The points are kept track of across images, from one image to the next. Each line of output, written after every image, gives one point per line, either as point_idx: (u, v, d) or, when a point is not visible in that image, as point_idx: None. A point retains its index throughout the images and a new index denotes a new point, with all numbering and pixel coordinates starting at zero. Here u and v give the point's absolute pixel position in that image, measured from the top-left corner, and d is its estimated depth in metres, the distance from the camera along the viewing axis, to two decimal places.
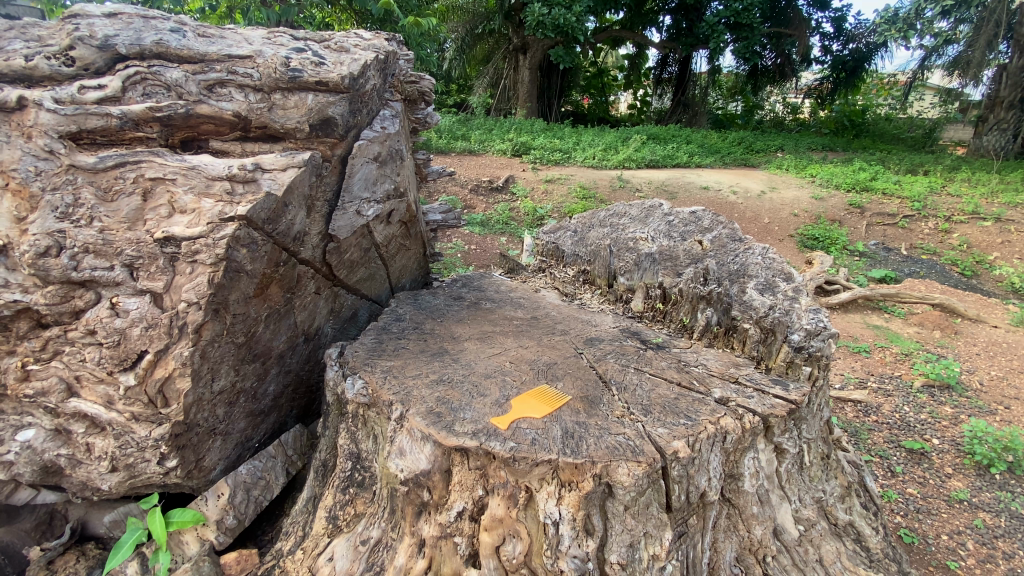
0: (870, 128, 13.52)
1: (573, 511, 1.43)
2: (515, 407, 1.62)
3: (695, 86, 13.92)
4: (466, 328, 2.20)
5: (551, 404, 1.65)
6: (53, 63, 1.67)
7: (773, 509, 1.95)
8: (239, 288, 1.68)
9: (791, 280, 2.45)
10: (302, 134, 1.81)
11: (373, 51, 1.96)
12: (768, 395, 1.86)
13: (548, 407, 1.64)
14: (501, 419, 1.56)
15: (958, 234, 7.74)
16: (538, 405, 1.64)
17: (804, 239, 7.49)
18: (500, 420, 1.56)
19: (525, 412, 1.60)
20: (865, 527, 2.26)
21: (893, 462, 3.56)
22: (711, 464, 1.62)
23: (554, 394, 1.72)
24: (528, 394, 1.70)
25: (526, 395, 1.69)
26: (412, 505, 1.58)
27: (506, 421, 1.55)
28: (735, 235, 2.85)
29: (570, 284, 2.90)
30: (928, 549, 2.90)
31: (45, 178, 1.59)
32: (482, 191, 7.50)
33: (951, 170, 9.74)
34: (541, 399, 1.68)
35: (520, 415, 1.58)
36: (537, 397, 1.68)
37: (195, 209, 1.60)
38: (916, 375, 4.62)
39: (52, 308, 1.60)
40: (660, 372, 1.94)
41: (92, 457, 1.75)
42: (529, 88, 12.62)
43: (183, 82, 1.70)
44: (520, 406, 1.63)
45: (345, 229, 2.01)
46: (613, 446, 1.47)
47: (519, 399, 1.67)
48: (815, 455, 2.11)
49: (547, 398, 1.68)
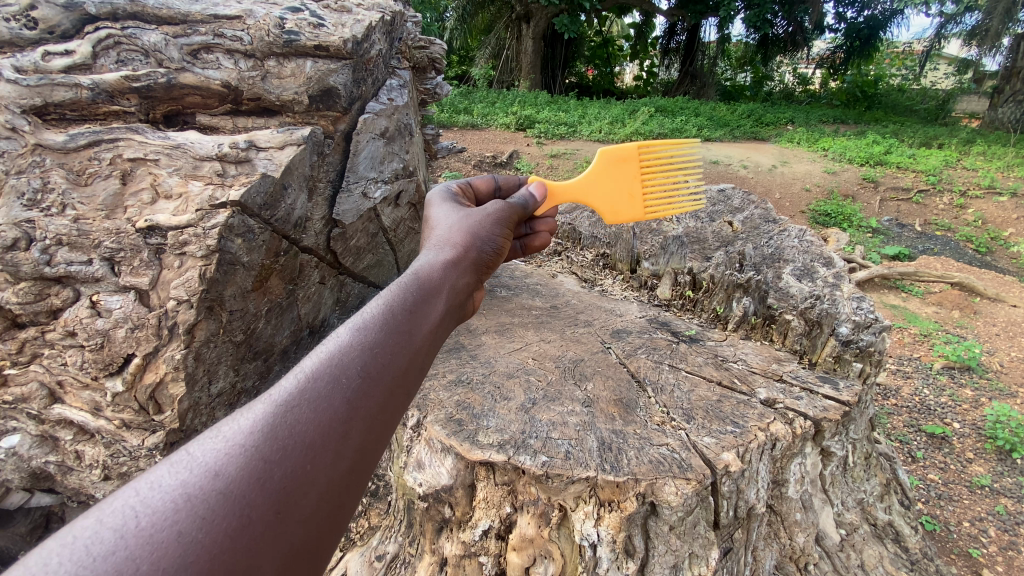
0: (883, 99, 12.68)
1: (614, 533, 1.30)
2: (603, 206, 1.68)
3: (702, 55, 13.21)
4: (483, 320, 2.02)
5: (632, 156, 1.67)
6: (13, 26, 1.55)
7: (817, 514, 1.76)
8: (235, 283, 1.51)
9: (832, 265, 2.24)
10: (300, 107, 1.63)
11: (378, 11, 1.79)
12: (818, 396, 1.68)
13: (623, 163, 1.67)
14: (552, 223, 1.68)
15: (973, 210, 7.43)
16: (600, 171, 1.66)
17: (815, 215, 7.18)
18: (554, 224, 1.68)
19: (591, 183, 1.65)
20: (904, 527, 2.12)
21: (914, 447, 3.32)
22: (760, 474, 1.47)
23: (680, 145, 1.74)
24: (672, 198, 1.71)
25: (669, 205, 1.72)
26: (432, 521, 1.48)
27: (542, 213, 1.63)
28: (769, 216, 2.61)
29: (590, 269, 2.66)
30: (949, 536, 2.69)
31: (10, 160, 1.44)
32: (486, 166, 7.24)
33: (966, 143, 9.32)
34: (653, 171, 1.70)
35: (579, 198, 1.64)
36: (660, 182, 1.71)
37: (182, 194, 1.43)
38: (937, 357, 4.38)
39: (26, 307, 1.43)
40: (698, 370, 1.74)
41: (84, 464, 1.64)
42: (533, 59, 12.07)
43: (163, 47, 1.53)
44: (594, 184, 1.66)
45: (351, 213, 1.82)
46: (657, 461, 1.32)
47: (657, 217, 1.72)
48: (859, 455, 1.95)
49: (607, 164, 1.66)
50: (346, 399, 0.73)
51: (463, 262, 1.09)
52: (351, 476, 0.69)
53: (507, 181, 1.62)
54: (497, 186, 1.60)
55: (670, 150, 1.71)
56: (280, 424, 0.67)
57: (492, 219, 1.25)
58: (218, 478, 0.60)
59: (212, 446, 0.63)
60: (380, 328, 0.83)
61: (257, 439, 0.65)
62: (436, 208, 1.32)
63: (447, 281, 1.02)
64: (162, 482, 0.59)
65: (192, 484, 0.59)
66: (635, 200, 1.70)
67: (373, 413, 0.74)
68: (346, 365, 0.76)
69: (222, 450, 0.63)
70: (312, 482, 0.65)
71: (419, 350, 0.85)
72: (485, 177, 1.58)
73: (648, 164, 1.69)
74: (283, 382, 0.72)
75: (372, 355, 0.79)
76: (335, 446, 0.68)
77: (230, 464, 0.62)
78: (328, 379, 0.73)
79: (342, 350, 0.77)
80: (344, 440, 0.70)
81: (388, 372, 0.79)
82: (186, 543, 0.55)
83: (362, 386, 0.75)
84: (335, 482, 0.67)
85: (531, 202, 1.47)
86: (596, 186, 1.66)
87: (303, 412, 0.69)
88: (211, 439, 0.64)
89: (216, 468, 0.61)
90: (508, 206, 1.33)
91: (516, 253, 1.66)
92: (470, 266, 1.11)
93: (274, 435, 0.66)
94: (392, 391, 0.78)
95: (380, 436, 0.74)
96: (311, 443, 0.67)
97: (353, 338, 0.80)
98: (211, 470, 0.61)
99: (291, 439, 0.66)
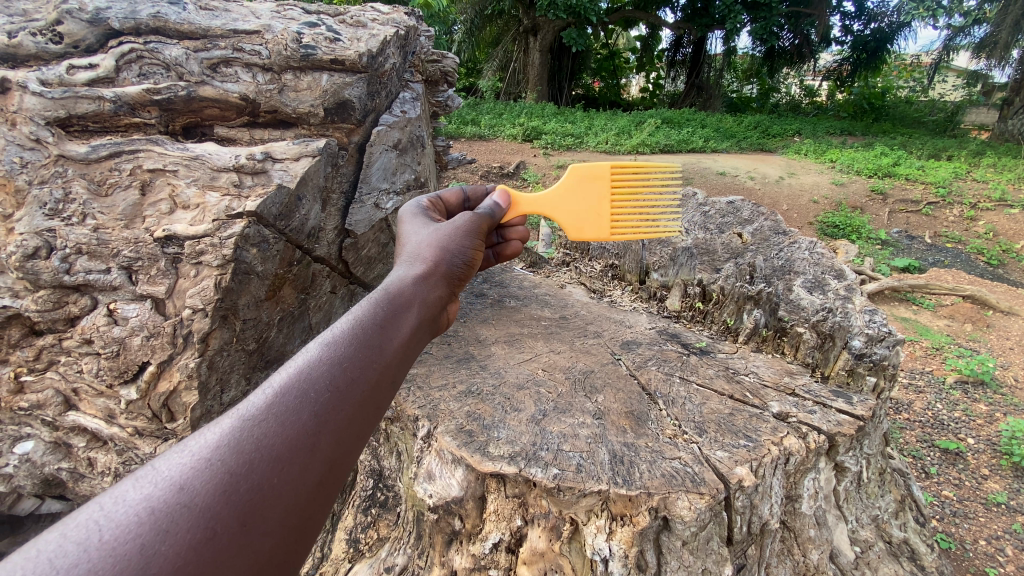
0: (890, 111, 12.65)
1: (626, 548, 1.29)
2: (569, 220, 1.70)
3: (708, 68, 13.40)
4: (492, 331, 2.02)
5: (603, 175, 1.69)
6: (38, 40, 1.60)
7: (831, 530, 1.72)
8: (249, 292, 1.53)
9: (844, 278, 2.21)
10: (316, 119, 1.68)
11: (392, 25, 1.83)
12: (832, 410, 1.66)
13: (593, 180, 1.69)
14: (524, 231, 1.72)
15: (984, 222, 7.35)
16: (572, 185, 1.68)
17: (823, 226, 7.15)
18: (526, 232, 1.72)
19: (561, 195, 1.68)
20: (920, 545, 2.07)
21: (927, 463, 3.26)
22: (773, 490, 1.45)
23: (653, 168, 1.77)
24: (639, 219, 1.74)
25: (635, 225, 1.74)
26: (442, 533, 1.48)
27: (510, 220, 1.65)
28: (779, 228, 2.55)
29: (598, 280, 2.64)
30: (965, 555, 2.59)
31: (31, 170, 1.48)
32: (493, 177, 7.28)
33: (976, 155, 9.26)
34: (623, 191, 1.72)
35: (547, 212, 1.66)
36: (629, 202, 1.73)
37: (200, 205, 1.47)
38: (949, 371, 4.31)
39: (44, 315, 1.45)
40: (710, 383, 1.73)
41: (96, 472, 1.65)
42: (540, 71, 12.20)
43: (183, 61, 1.59)
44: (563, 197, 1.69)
45: (363, 223, 1.83)
46: (670, 475, 1.31)
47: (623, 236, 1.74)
48: (873, 471, 1.92)
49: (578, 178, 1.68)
50: (312, 414, 0.78)
51: (435, 275, 1.17)
52: (316, 488, 0.73)
53: (477, 191, 1.65)
54: (466, 197, 1.64)
55: (641, 172, 1.74)
56: (247, 438, 0.71)
57: (460, 232, 1.30)
58: (183, 492, 0.64)
59: (177, 461, 0.66)
60: (349, 343, 0.89)
61: (223, 454, 0.69)
62: (410, 223, 1.36)
63: (416, 297, 1.08)
64: (126, 497, 0.61)
65: (157, 498, 0.62)
66: (602, 218, 1.71)
67: (339, 427, 0.79)
68: (315, 380, 0.82)
69: (187, 465, 0.66)
70: (276, 495, 0.69)
71: (388, 365, 0.92)
72: (455, 190, 1.62)
73: (618, 184, 1.71)
74: (250, 398, 0.77)
75: (339, 371, 0.85)
76: (304, 459, 0.74)
77: (195, 479, 0.65)
78: (296, 394, 0.79)
79: (311, 367, 0.83)
80: (310, 453, 0.75)
81: (354, 388, 0.85)
82: (149, 555, 0.58)
83: (331, 399, 0.81)
84: (301, 493, 0.72)
85: (498, 212, 1.51)
86: (566, 198, 1.69)
87: (270, 426, 0.74)
88: (176, 454, 0.67)
89: (181, 482, 0.65)
90: (476, 218, 1.38)
91: (489, 261, 1.74)
92: (442, 280, 1.18)
93: (240, 449, 0.70)
94: (359, 404, 0.84)
95: (346, 448, 0.79)
96: (276, 456, 0.71)
97: (320, 354, 0.86)
98: (177, 485, 0.64)
99: (257, 453, 0.70)
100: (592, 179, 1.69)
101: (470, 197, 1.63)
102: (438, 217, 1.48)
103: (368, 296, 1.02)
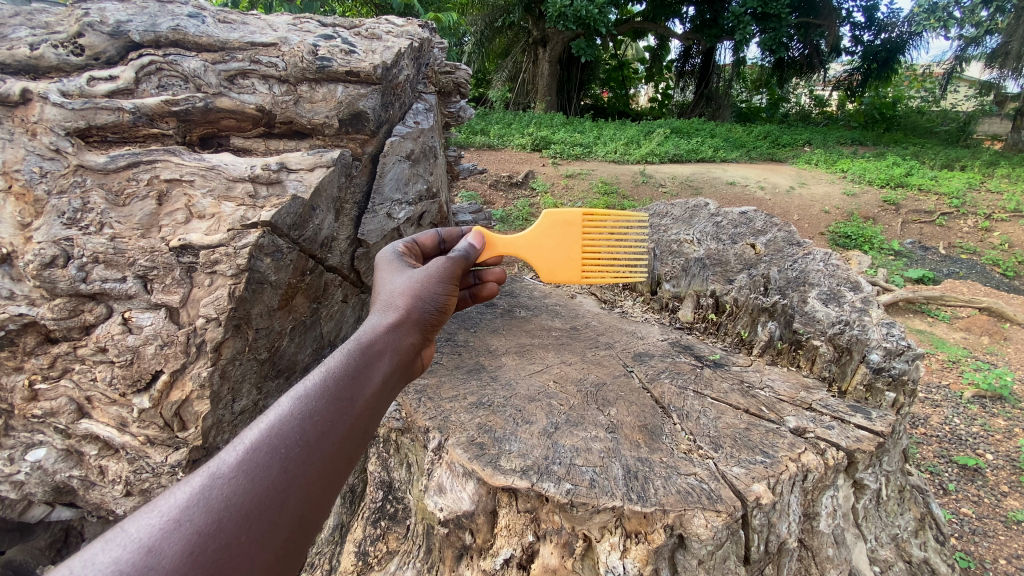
0: (902, 120, 12.55)
1: (641, 566, 1.27)
2: (541, 260, 1.69)
3: (718, 78, 13.43)
4: (502, 341, 2.01)
5: (577, 221, 1.70)
6: (60, 52, 1.62)
7: (849, 550, 1.66)
8: (262, 301, 1.54)
9: (860, 290, 2.17)
10: (331, 130, 1.70)
11: (407, 37, 1.85)
12: (851, 425, 1.62)
13: (567, 226, 1.69)
14: (500, 272, 1.77)
15: (999, 233, 7.22)
16: (545, 229, 1.68)
17: (835, 236, 7.05)
18: (502, 274, 1.78)
19: (535, 238, 1.67)
20: (942, 565, 1.98)
21: (945, 479, 3.17)
22: (791, 508, 1.42)
23: (631, 219, 1.83)
24: (611, 264, 1.75)
25: (610, 271, 1.74)
26: (452, 548, 1.46)
27: (485, 258, 1.64)
28: (793, 238, 2.52)
29: (609, 290, 2.60)
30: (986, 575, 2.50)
31: (51, 179, 1.50)
32: (502, 186, 7.26)
33: (990, 165, 9.15)
34: (595, 237, 1.72)
35: (520, 254, 1.65)
36: (603, 248, 1.73)
37: (215, 214, 1.49)
38: (966, 385, 4.21)
39: (59, 322, 1.46)
40: (724, 396, 1.70)
41: (106, 480, 1.64)
42: (549, 81, 12.28)
43: (202, 73, 1.62)
44: (537, 239, 1.68)
45: (375, 233, 1.83)
46: (685, 492, 1.29)
47: (596, 280, 1.73)
48: (892, 488, 1.87)
49: (551, 222, 1.68)
50: (281, 471, 0.81)
51: (410, 322, 1.19)
52: (283, 545, 0.77)
53: (451, 233, 1.64)
54: (441, 239, 1.63)
55: (614, 221, 1.77)
56: (216, 498, 0.74)
57: (435, 277, 1.30)
58: (151, 554, 0.65)
59: (146, 522, 0.68)
60: (320, 396, 0.92)
61: (193, 513, 0.71)
62: (385, 270, 1.36)
63: (388, 346, 1.11)
64: (95, 561, 0.63)
65: (125, 561, 0.63)
66: (575, 262, 1.71)
67: (308, 482, 0.83)
68: (285, 436, 0.85)
69: (156, 526, 0.68)
70: (244, 555, 0.72)
71: (359, 416, 0.95)
72: (430, 233, 1.61)
73: (590, 230, 1.71)
74: (222, 456, 0.79)
75: (309, 426, 0.87)
76: (272, 517, 0.77)
77: (165, 540, 0.67)
78: (267, 451, 0.81)
79: (281, 422, 0.86)
80: (278, 511, 0.78)
81: (323, 442, 0.87)
82: None
83: (301, 454, 0.84)
84: (268, 551, 0.75)
85: (473, 253, 1.47)
86: (541, 243, 1.68)
87: (239, 485, 0.76)
88: (145, 516, 0.69)
89: (150, 544, 0.66)
90: (451, 260, 1.37)
91: (466, 300, 1.77)
92: (415, 327, 1.20)
93: (210, 508, 0.72)
94: (330, 458, 0.87)
95: (314, 503, 0.83)
96: (245, 515, 0.74)
97: (291, 410, 0.88)
98: (146, 546, 0.66)
99: (226, 512, 0.73)
100: (568, 224, 1.69)
101: (445, 239, 1.62)
102: (414, 262, 1.47)
103: (343, 346, 1.04)
